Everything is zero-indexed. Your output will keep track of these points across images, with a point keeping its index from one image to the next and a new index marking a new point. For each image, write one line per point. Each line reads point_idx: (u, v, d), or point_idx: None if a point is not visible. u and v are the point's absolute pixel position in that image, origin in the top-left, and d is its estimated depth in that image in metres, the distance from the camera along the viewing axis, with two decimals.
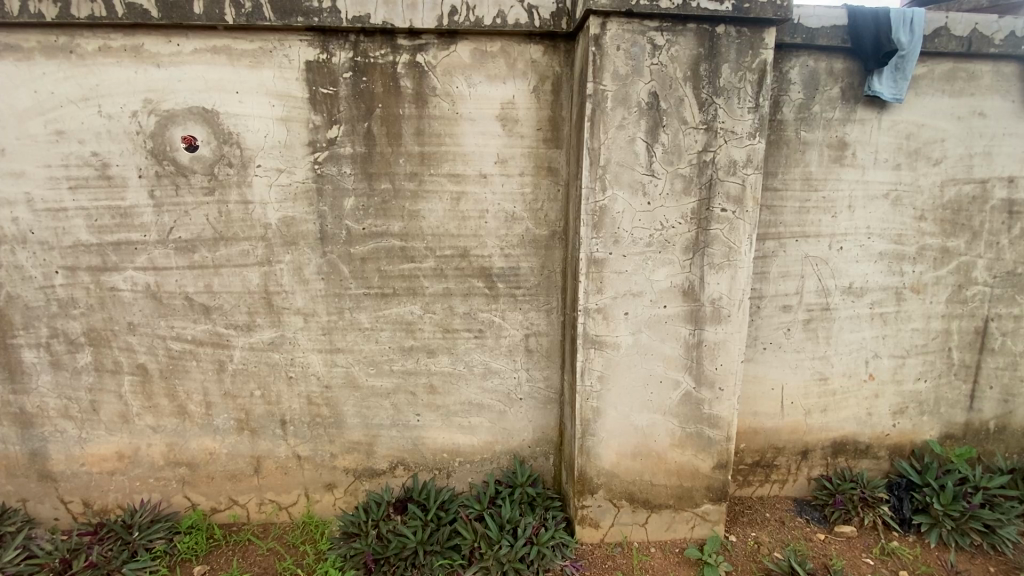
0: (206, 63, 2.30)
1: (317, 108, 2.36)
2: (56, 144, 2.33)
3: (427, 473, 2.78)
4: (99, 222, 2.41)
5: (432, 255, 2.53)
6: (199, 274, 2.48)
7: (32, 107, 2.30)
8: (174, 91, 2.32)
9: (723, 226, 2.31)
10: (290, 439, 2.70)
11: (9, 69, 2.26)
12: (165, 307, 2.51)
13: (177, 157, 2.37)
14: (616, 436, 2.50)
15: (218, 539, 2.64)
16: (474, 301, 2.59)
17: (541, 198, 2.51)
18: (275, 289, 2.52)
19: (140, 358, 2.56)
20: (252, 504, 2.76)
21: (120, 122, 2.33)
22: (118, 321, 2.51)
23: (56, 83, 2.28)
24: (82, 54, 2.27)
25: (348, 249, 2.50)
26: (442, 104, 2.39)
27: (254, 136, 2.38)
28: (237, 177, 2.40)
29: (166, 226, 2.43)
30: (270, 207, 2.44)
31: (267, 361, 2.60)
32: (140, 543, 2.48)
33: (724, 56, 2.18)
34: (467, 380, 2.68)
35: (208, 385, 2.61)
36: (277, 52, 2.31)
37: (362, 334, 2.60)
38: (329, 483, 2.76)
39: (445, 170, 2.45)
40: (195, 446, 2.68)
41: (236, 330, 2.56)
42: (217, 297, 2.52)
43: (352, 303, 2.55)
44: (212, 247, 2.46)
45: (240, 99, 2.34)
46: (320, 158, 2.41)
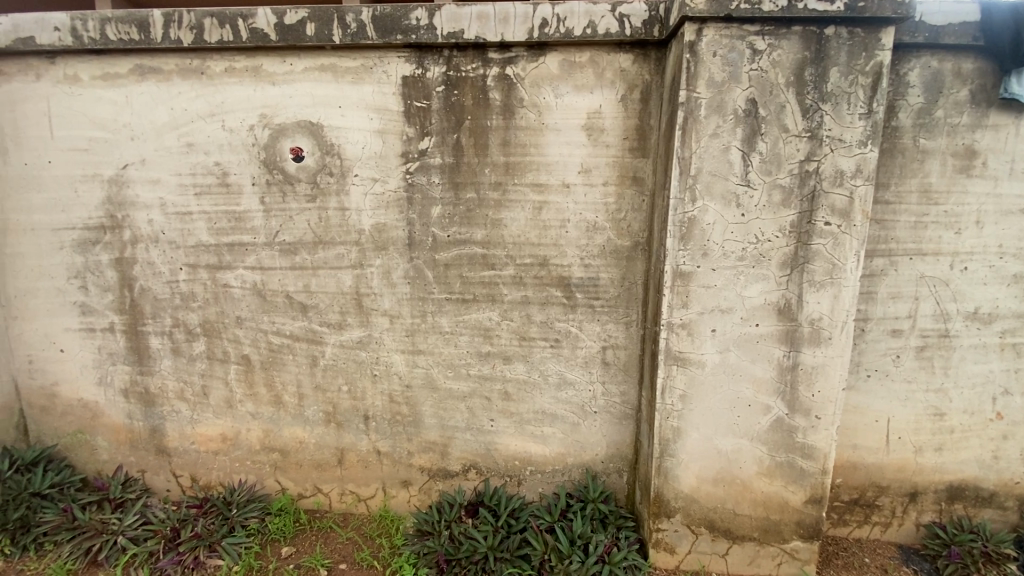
0: (315, 80, 2.49)
1: (411, 120, 2.48)
2: (186, 155, 2.62)
3: (498, 479, 2.79)
4: (218, 225, 2.67)
5: (512, 263, 2.55)
6: (299, 274, 2.68)
7: (168, 122, 2.60)
8: (286, 106, 2.53)
9: (827, 241, 2.14)
10: (371, 435, 2.83)
11: (153, 89, 2.58)
12: (268, 304, 2.73)
13: (285, 167, 2.58)
14: (697, 459, 2.38)
15: (303, 523, 2.81)
16: (552, 311, 2.58)
17: (625, 208, 2.46)
18: (365, 291, 2.66)
19: (245, 349, 2.80)
20: (334, 493, 2.91)
21: (239, 135, 2.58)
22: (228, 314, 2.76)
23: (189, 100, 2.57)
24: (211, 74, 2.54)
25: (433, 256, 2.59)
26: (528, 115, 2.42)
27: (353, 147, 2.53)
28: (337, 185, 2.57)
29: (273, 230, 2.65)
30: (364, 214, 2.59)
31: (354, 359, 2.75)
32: (237, 520, 2.69)
33: (833, 59, 2.03)
34: (541, 389, 2.67)
35: (302, 377, 2.80)
36: (377, 68, 2.45)
37: (442, 337, 2.67)
38: (405, 480, 2.85)
39: (528, 179, 2.47)
40: (287, 434, 2.88)
41: (329, 328, 2.73)
42: (314, 296, 2.70)
43: (434, 307, 2.64)
44: (312, 250, 2.65)
45: (342, 113, 2.51)
46: (412, 168, 2.52)
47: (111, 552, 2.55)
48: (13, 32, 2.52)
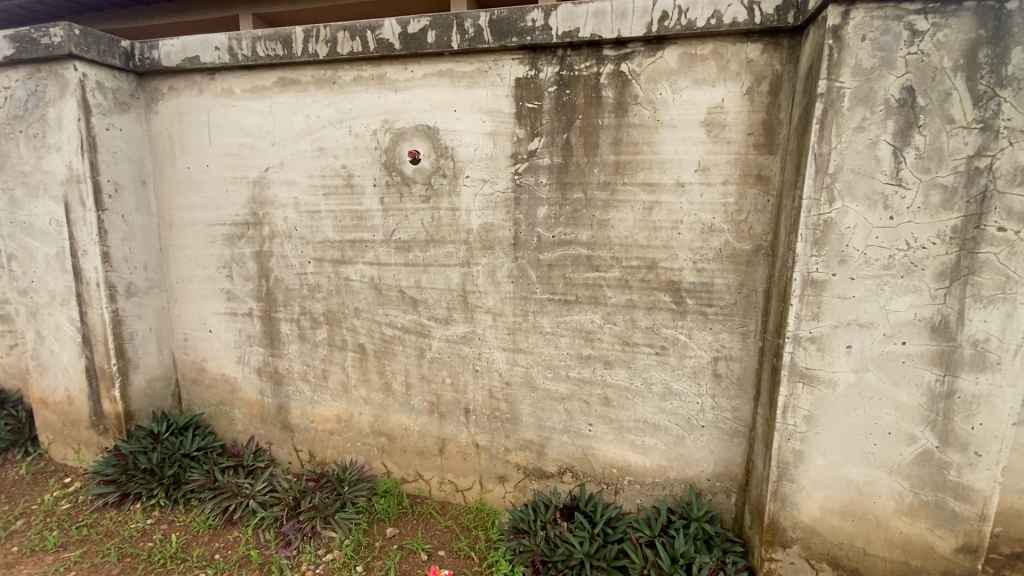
0: (433, 85, 2.60)
1: (523, 121, 2.50)
2: (317, 158, 2.87)
3: (594, 486, 2.73)
4: (342, 224, 2.89)
5: (619, 265, 2.48)
6: (412, 270, 2.82)
7: (304, 128, 2.86)
8: (406, 111, 2.67)
9: (999, 249, 1.83)
10: (471, 428, 2.90)
11: (293, 99, 2.85)
12: (383, 297, 2.91)
13: (403, 169, 2.72)
14: (822, 487, 2.15)
15: (406, 507, 2.96)
16: (659, 316, 2.47)
17: (746, 210, 2.29)
18: (471, 288, 2.74)
19: (361, 338, 3.00)
20: (434, 481, 3.03)
21: (364, 139, 2.77)
22: (347, 305, 2.99)
23: (322, 108, 2.81)
24: (341, 84, 2.75)
25: (537, 256, 2.59)
26: (642, 112, 2.34)
27: (465, 149, 2.61)
28: (449, 186, 2.67)
29: (390, 228, 2.81)
30: (473, 214, 2.65)
31: (458, 353, 2.84)
32: (348, 497, 2.89)
33: (1017, 37, 1.73)
34: (644, 398, 2.57)
35: (410, 367, 2.94)
36: (492, 71, 2.50)
37: (543, 338, 2.66)
38: (501, 476, 2.89)
39: (640, 179, 2.39)
40: (394, 420, 3.05)
41: (436, 322, 2.84)
42: (423, 292, 2.83)
43: (536, 307, 2.64)
44: (424, 247, 2.78)
45: (457, 116, 2.59)
46: (520, 168, 2.54)
47: (243, 513, 2.86)
48: (183, 53, 2.91)
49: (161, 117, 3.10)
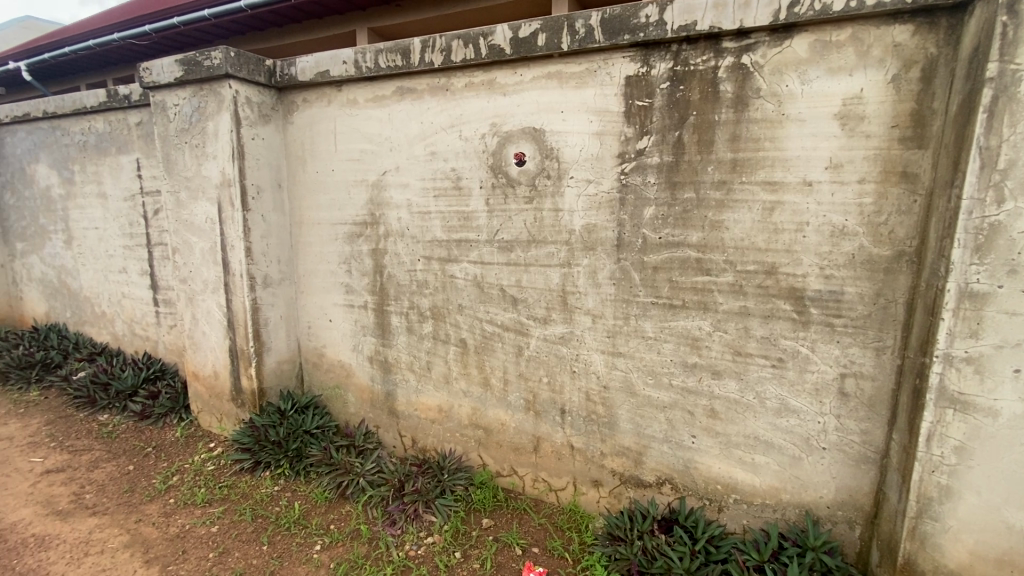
0: (541, 88, 2.63)
1: (632, 120, 2.44)
2: (429, 162, 3.02)
3: (696, 500, 2.60)
4: (450, 224, 3.02)
5: (732, 269, 2.34)
6: (513, 270, 2.86)
7: (419, 134, 3.02)
8: (514, 114, 2.72)
9: None
10: (566, 429, 2.87)
11: (409, 107, 3.03)
12: (485, 295, 2.98)
13: (508, 171, 2.77)
14: (975, 530, 1.87)
15: (500, 500, 3.02)
16: (776, 326, 2.30)
17: (886, 211, 2.06)
18: (571, 289, 2.71)
19: (463, 334, 3.11)
20: (528, 478, 3.04)
21: (473, 142, 2.86)
22: (452, 301, 3.11)
23: (435, 114, 2.95)
24: (453, 90, 2.87)
25: (642, 258, 2.51)
26: (765, 106, 2.19)
27: (571, 150, 2.59)
28: (553, 187, 2.67)
29: (494, 228, 2.88)
30: (576, 215, 2.63)
31: (556, 353, 2.82)
32: (447, 484, 3.02)
33: None
34: (756, 413, 2.40)
35: (508, 365, 2.98)
36: (601, 70, 2.47)
37: (645, 342, 2.57)
38: (596, 480, 2.83)
39: (759, 178, 2.24)
40: (491, 414, 3.11)
41: (535, 321, 2.85)
42: (524, 291, 2.85)
43: (639, 310, 2.56)
44: (526, 247, 2.80)
45: (564, 117, 2.59)
46: (627, 168, 2.48)
47: (355, 489, 3.09)
48: (316, 68, 3.22)
49: (296, 127, 3.45)
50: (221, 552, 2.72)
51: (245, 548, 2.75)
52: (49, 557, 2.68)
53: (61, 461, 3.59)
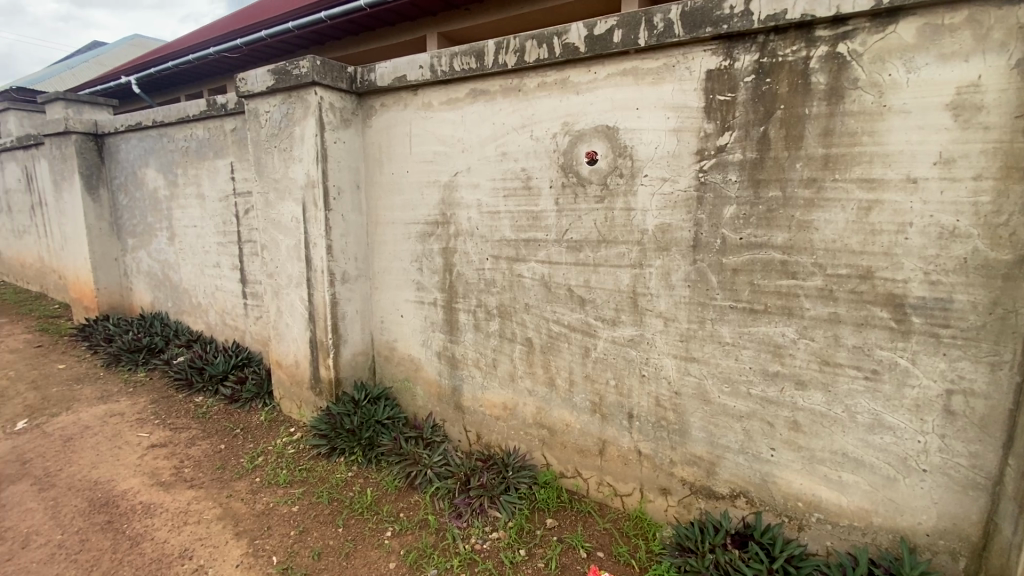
0: (616, 85, 2.57)
1: (712, 116, 2.35)
2: (500, 162, 3.02)
3: (774, 516, 2.46)
4: (518, 223, 3.00)
5: (821, 273, 2.19)
6: (581, 270, 2.81)
7: (490, 135, 3.04)
8: (587, 113, 2.68)
9: None
10: (634, 434, 2.79)
11: (481, 109, 3.05)
12: (552, 295, 2.94)
13: (580, 170, 2.73)
14: None
15: (564, 502, 3.00)
16: (870, 335, 2.13)
17: (1007, 211, 1.85)
18: (642, 291, 2.64)
19: (530, 333, 3.08)
20: (592, 482, 2.99)
21: (544, 142, 2.84)
22: (519, 300, 3.09)
23: (507, 115, 2.95)
24: (525, 90, 2.86)
25: (720, 259, 2.41)
26: (864, 97, 2.04)
27: (646, 148, 2.53)
28: (626, 186, 2.60)
29: (563, 228, 2.83)
30: (650, 214, 2.56)
31: (624, 356, 2.75)
32: (512, 482, 3.03)
33: None
34: (845, 428, 2.23)
35: (574, 365, 2.93)
36: (680, 65, 2.39)
37: (721, 348, 2.46)
38: (664, 489, 2.74)
39: (855, 175, 2.08)
40: (556, 415, 3.07)
41: (604, 322, 2.78)
42: (592, 292, 2.80)
43: (716, 314, 2.45)
44: (595, 247, 2.74)
45: (639, 115, 2.53)
46: (706, 166, 2.38)
47: (423, 481, 3.19)
48: (394, 73, 3.35)
49: (374, 131, 3.61)
50: (301, 531, 2.89)
51: (322, 529, 2.91)
52: (155, 523, 2.97)
53: (164, 436, 3.96)
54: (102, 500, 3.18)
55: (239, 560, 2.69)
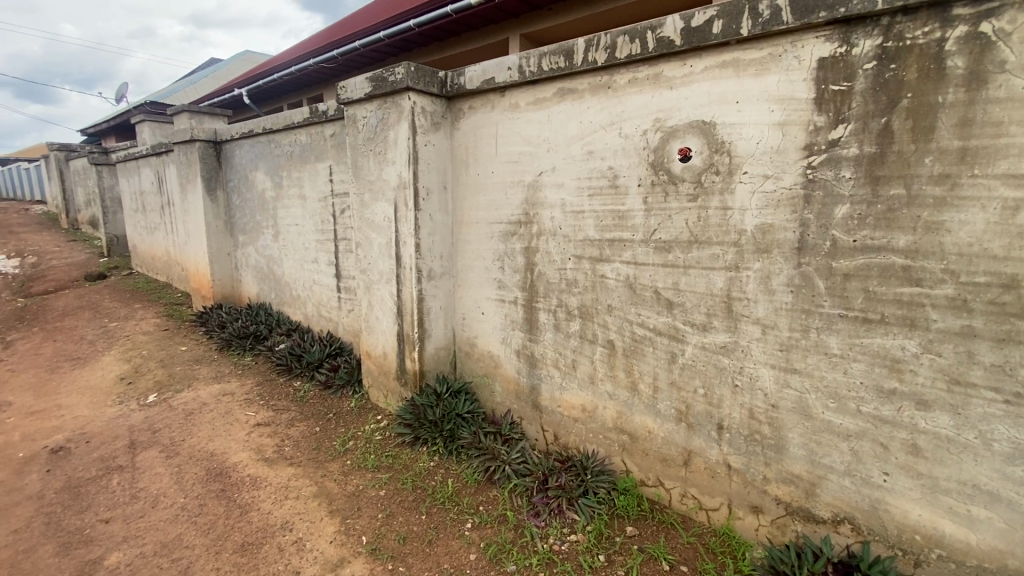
0: (714, 78, 2.45)
1: (823, 108, 2.17)
2: (586, 161, 2.97)
3: (884, 548, 2.23)
4: (603, 223, 2.94)
5: (952, 280, 1.95)
6: (670, 272, 2.70)
7: (576, 134, 3.00)
8: (681, 108, 2.57)
9: None
10: (723, 446, 2.64)
11: (568, 108, 3.02)
12: (637, 297, 2.86)
13: (671, 168, 2.62)
14: None
15: (645, 510, 2.90)
16: (1014, 352, 1.87)
17: None
18: (737, 296, 2.49)
19: (612, 335, 3.01)
20: (675, 493, 2.87)
21: (633, 140, 2.75)
22: (602, 302, 3.03)
23: (595, 113, 2.90)
24: (615, 87, 2.80)
25: (829, 263, 2.22)
26: (1013, 81, 1.79)
27: (746, 144, 2.38)
28: (722, 184, 2.47)
29: (652, 228, 2.74)
30: (748, 214, 2.41)
31: (715, 363, 2.61)
32: (591, 485, 2.99)
33: None
34: (977, 456, 1.97)
35: (659, 371, 2.82)
36: (787, 54, 2.23)
37: (827, 360, 2.27)
38: (756, 506, 2.57)
39: (999, 170, 1.83)
40: (638, 420, 2.97)
41: (693, 327, 2.66)
42: (681, 295, 2.68)
43: (822, 323, 2.26)
44: (686, 248, 2.63)
45: (739, 109, 2.39)
46: (815, 162, 2.21)
47: (501, 476, 3.23)
48: (483, 75, 3.41)
49: (462, 132, 3.70)
50: (388, 514, 3.04)
51: (407, 514, 3.04)
52: (261, 495, 3.25)
53: (268, 416, 4.34)
54: (216, 471, 3.54)
55: (333, 536, 2.88)
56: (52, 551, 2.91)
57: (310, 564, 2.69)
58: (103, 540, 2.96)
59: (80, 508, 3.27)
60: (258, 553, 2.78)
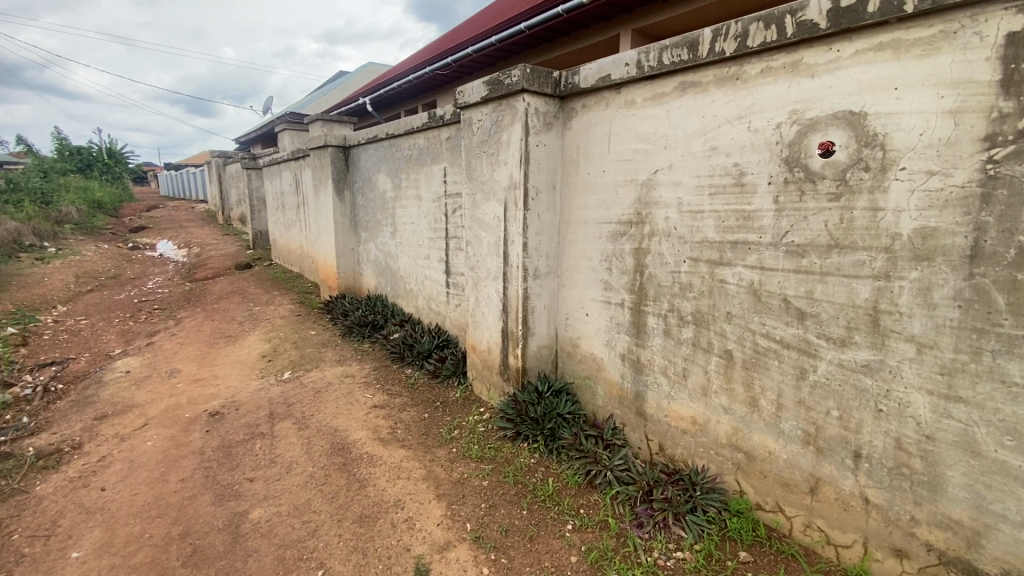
0: (866, 63, 2.18)
1: (1012, 90, 1.83)
2: (708, 158, 2.81)
3: None
4: (725, 224, 2.75)
5: None
6: (803, 279, 2.46)
7: (698, 129, 2.84)
8: (823, 98, 2.32)
9: None
10: (860, 477, 2.35)
11: (690, 102, 2.87)
12: (762, 305, 2.64)
13: (809, 164, 2.39)
14: None
15: (761, 537, 2.68)
16: None
17: None
18: (886, 308, 2.20)
19: (730, 345, 2.81)
20: (798, 522, 2.61)
21: (764, 134, 2.54)
22: (720, 309, 2.84)
23: (720, 107, 2.72)
24: (745, 78, 2.60)
25: (1012, 275, 1.88)
26: None
27: (905, 135, 2.09)
28: (872, 182, 2.19)
29: (782, 230, 2.51)
30: (904, 215, 2.12)
31: (854, 384, 2.33)
32: (700, 502, 2.82)
33: None
34: None
35: (784, 388, 2.59)
36: (965, 31, 1.92)
37: (1005, 390, 1.93)
38: (899, 550, 2.26)
39: None
40: (756, 439, 2.74)
41: (829, 342, 2.40)
42: (816, 305, 2.43)
43: (1000, 345, 1.92)
44: (824, 253, 2.37)
45: (897, 96, 2.10)
46: (998, 155, 1.88)
47: (603, 481, 3.17)
48: (598, 73, 3.36)
49: (574, 131, 3.68)
50: (490, 505, 3.13)
51: (509, 507, 3.10)
52: (376, 472, 3.51)
53: (383, 399, 4.68)
54: (339, 445, 3.90)
55: (439, 519, 3.02)
56: (210, 500, 3.39)
57: (419, 543, 2.85)
58: (248, 496, 3.38)
59: (230, 466, 3.77)
60: (374, 525, 3.00)
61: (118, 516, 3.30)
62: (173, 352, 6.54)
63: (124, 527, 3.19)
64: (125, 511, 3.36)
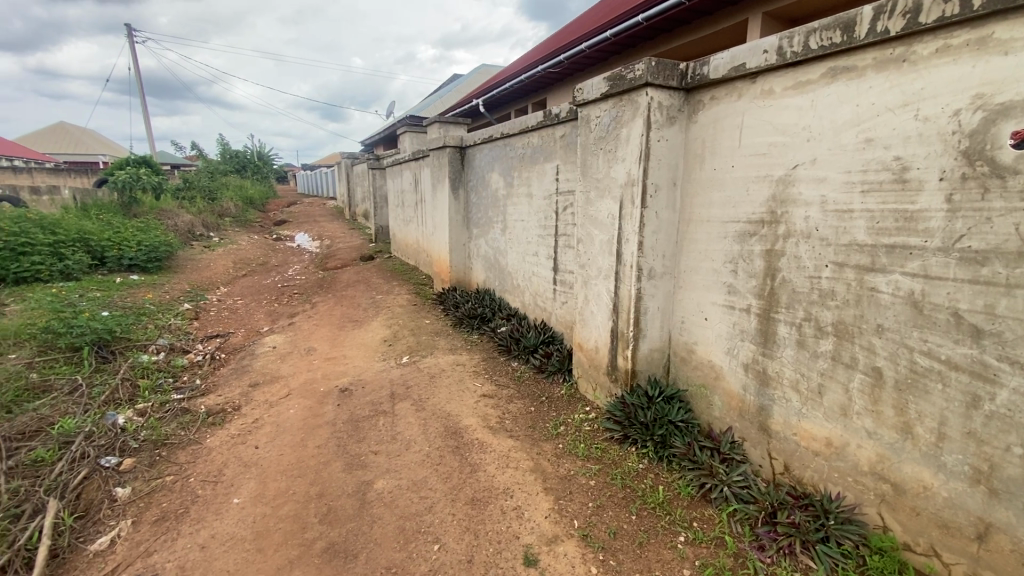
0: None
1: None
2: (861, 151, 2.51)
3: None
4: (880, 225, 2.45)
5: None
6: (982, 291, 2.11)
7: (850, 119, 2.55)
8: (1020, 78, 1.96)
9: None
10: None
11: (841, 90, 2.59)
12: (925, 319, 2.31)
13: (997, 157, 2.04)
14: None
15: None
16: None
17: None
18: None
19: (879, 362, 2.50)
20: (958, 571, 2.26)
21: (937, 123, 2.22)
22: (868, 321, 2.53)
23: (880, 93, 2.42)
24: (914, 60, 2.28)
25: None
26: None
27: None
28: None
29: (956, 233, 2.18)
30: None
31: None
32: (833, 533, 2.56)
33: None
34: None
35: (949, 416, 2.25)
36: None
37: None
38: None
39: None
40: (908, 470, 2.42)
41: (1013, 367, 2.04)
42: (998, 322, 2.08)
43: None
44: (1013, 262, 2.02)
45: None
46: None
47: (719, 496, 3.01)
48: (731, 63, 3.15)
49: (700, 125, 3.50)
50: (597, 505, 3.11)
51: (617, 510, 3.06)
52: (486, 459, 3.66)
53: (491, 389, 4.85)
54: (452, 429, 4.12)
55: (547, 512, 3.07)
56: (342, 467, 3.77)
57: (528, 533, 2.92)
58: (373, 467, 3.71)
59: (357, 438, 4.15)
60: (485, 509, 3.13)
61: (269, 472, 3.80)
62: (309, 332, 7.36)
63: (274, 481, 3.67)
64: (274, 467, 3.87)
